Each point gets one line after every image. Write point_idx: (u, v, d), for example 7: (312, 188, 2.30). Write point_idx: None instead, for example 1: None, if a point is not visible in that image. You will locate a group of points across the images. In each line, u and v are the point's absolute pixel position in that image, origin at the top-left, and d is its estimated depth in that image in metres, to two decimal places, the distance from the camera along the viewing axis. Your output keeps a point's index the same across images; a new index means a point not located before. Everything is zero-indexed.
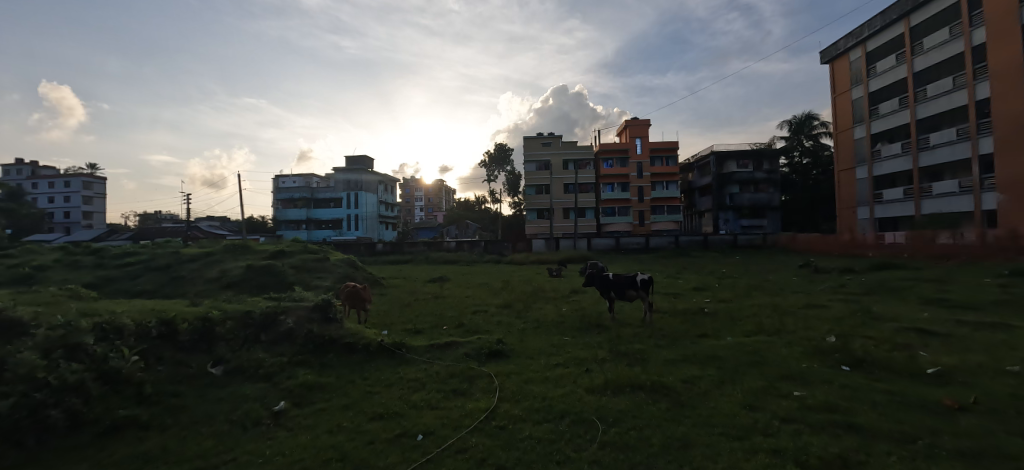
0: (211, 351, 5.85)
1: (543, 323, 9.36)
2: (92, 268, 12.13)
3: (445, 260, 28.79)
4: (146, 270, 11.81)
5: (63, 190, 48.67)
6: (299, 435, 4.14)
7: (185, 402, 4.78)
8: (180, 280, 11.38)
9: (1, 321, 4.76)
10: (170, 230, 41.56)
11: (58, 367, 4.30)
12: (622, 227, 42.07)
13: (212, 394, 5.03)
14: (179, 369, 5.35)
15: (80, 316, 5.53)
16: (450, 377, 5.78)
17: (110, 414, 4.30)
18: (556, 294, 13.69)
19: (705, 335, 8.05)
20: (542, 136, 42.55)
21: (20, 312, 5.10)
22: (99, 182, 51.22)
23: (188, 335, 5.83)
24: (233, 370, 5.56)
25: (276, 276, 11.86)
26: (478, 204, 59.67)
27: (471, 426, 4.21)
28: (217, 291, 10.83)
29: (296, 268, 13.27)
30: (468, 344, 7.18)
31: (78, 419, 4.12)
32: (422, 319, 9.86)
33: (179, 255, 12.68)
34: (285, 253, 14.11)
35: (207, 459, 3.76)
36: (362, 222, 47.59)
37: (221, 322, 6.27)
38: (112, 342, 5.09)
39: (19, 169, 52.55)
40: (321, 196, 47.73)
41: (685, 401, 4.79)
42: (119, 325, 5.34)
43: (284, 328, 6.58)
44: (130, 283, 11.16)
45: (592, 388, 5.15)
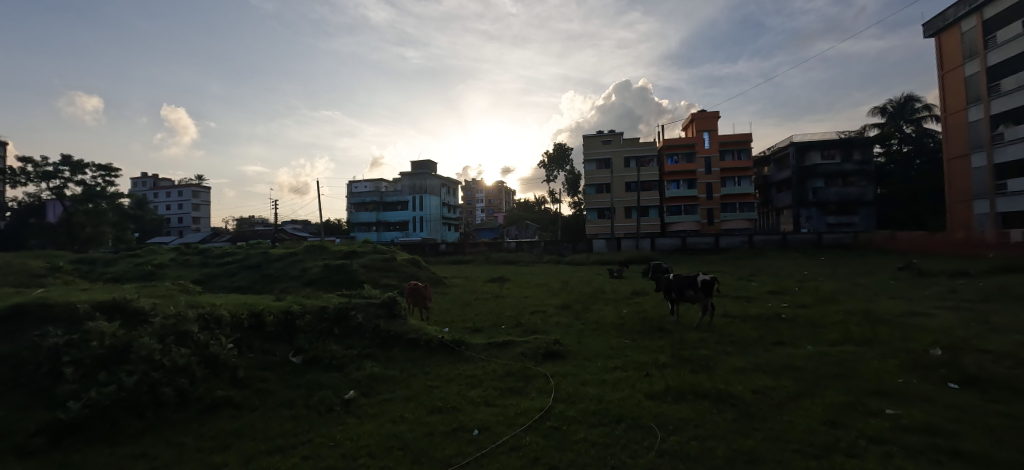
0: (292, 342, 6.43)
1: (602, 325, 9.19)
2: (198, 267, 13.81)
3: (506, 261, 29.20)
4: (241, 269, 13.24)
5: (178, 199, 56.15)
6: (366, 423, 4.44)
7: (271, 387, 5.31)
8: (270, 277, 12.61)
9: (128, 308, 5.59)
10: (262, 233, 46.14)
11: (171, 351, 4.98)
12: (689, 226, 40.04)
13: (293, 380, 5.55)
14: (266, 357, 5.95)
15: (187, 307, 6.31)
16: (506, 376, 5.86)
17: (211, 394, 4.89)
18: (616, 296, 13.37)
19: (782, 343, 7.45)
20: (602, 133, 41.47)
21: (144, 301, 5.93)
22: (206, 192, 58.14)
23: (273, 326, 6.44)
24: (311, 359, 6.09)
25: (349, 275, 12.72)
26: (538, 205, 59.76)
27: (526, 425, 4.25)
28: (299, 288, 11.87)
29: (366, 267, 14.12)
30: (524, 343, 7.24)
31: (187, 396, 4.73)
32: (481, 318, 10.09)
33: (267, 255, 14.07)
34: (357, 253, 15.12)
35: (288, 439, 4.17)
36: (426, 224, 49.66)
37: (301, 315, 6.84)
38: (213, 330, 5.79)
39: (143, 182, 60.87)
40: (389, 199, 50.55)
41: (755, 412, 4.48)
42: (218, 316, 6.03)
43: (355, 322, 7.08)
44: (228, 279, 12.56)
45: (652, 394, 4.98)
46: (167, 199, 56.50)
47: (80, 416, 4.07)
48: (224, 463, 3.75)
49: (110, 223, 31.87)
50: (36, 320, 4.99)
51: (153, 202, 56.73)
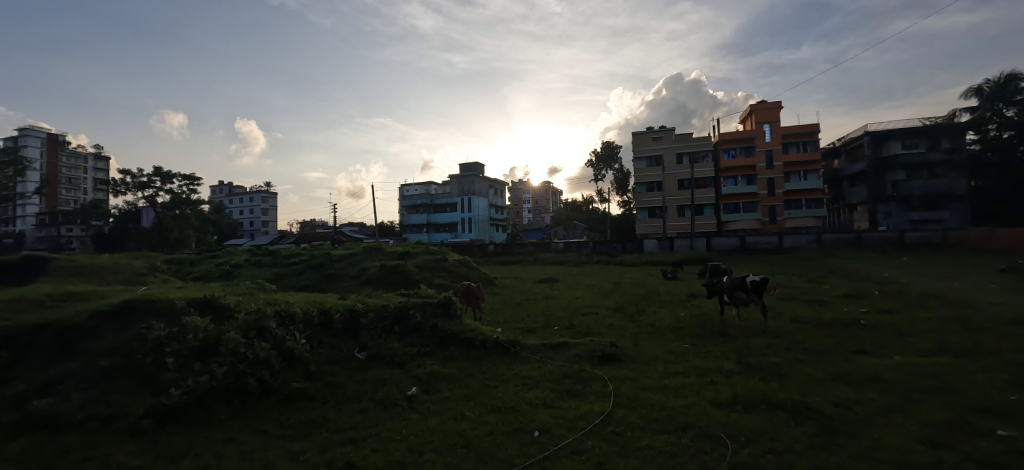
0: (357, 339, 6.76)
1: (659, 328, 8.87)
2: (269, 267, 14.89)
3: (554, 261, 29.01)
4: (306, 269, 14.12)
5: (249, 204, 61.04)
6: (429, 420, 4.57)
7: (339, 381, 5.62)
8: (332, 277, 13.35)
9: (216, 304, 6.13)
10: (322, 235, 49.01)
11: (253, 345, 5.40)
12: (749, 224, 37.81)
13: (359, 375, 5.83)
14: (334, 352, 6.30)
15: (265, 304, 6.79)
16: (563, 378, 5.82)
17: (288, 385, 5.24)
18: (672, 298, 12.86)
19: (863, 352, 6.81)
20: (652, 130, 40.13)
21: (228, 299, 6.46)
22: (274, 197, 62.68)
23: (340, 322, 6.79)
24: (374, 356, 6.37)
25: (404, 275, 13.18)
26: (586, 204, 58.89)
27: (586, 429, 4.19)
28: (359, 287, 12.48)
29: (419, 267, 14.52)
30: (580, 345, 7.15)
31: (267, 387, 5.10)
32: (533, 319, 10.10)
33: (329, 255, 14.92)
34: (411, 254, 15.63)
35: (358, 431, 4.37)
36: (475, 225, 50.52)
37: (365, 313, 7.17)
38: (288, 326, 6.21)
39: (220, 189, 66.74)
40: (439, 201, 51.95)
41: (838, 427, 4.14)
42: (292, 312, 6.45)
43: (413, 321, 7.31)
44: (295, 279, 13.43)
45: (719, 402, 4.74)
46: (241, 204, 61.61)
47: (180, 402, 4.53)
48: (302, 451, 4.01)
49: (193, 226, 35.23)
50: (142, 314, 5.58)
51: (229, 208, 62.04)
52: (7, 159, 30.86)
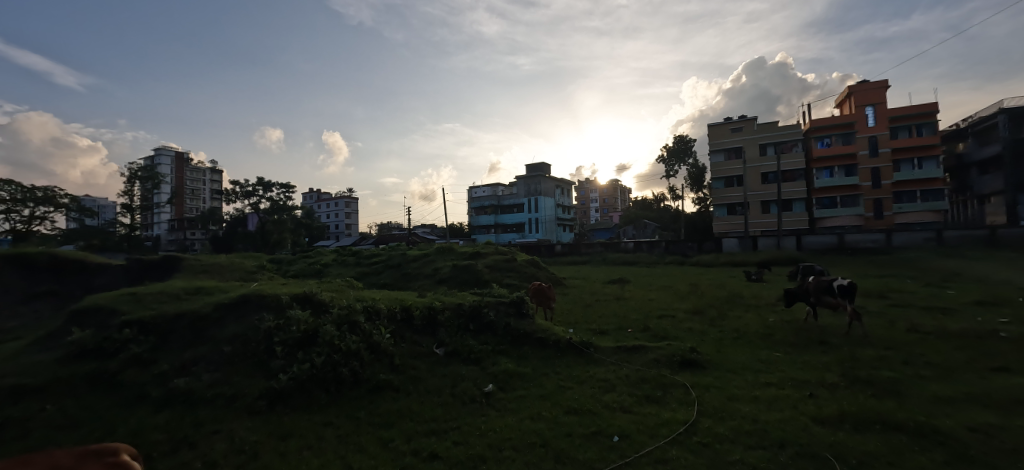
0: (435, 335, 7.08)
1: (744, 334, 8.25)
2: (353, 266, 16.10)
3: (624, 262, 28.13)
4: (386, 268, 15.05)
5: (335, 209, 66.49)
6: (506, 417, 4.65)
7: (420, 374, 5.91)
8: (409, 276, 14.12)
9: (313, 299, 6.74)
10: (398, 236, 51.96)
11: (345, 338, 5.86)
12: (847, 220, 33.85)
13: (438, 370, 6.10)
14: (415, 347, 6.64)
15: (354, 300, 7.35)
16: (642, 382, 5.62)
17: (376, 376, 5.62)
18: (757, 302, 11.88)
19: (1005, 370, 5.79)
20: (731, 120, 37.37)
21: (323, 295, 7.08)
22: (355, 202, 67.71)
23: (420, 319, 7.15)
24: (452, 352, 6.63)
25: (475, 274, 13.55)
26: (657, 202, 56.39)
27: (669, 437, 4.01)
28: (433, 285, 13.07)
29: (489, 267, 14.82)
30: (657, 349, 6.87)
31: (358, 377, 5.50)
32: (605, 320, 9.88)
33: (406, 255, 15.78)
34: (481, 255, 16.01)
35: (440, 424, 4.56)
36: (541, 225, 50.56)
37: (442, 311, 7.49)
38: (374, 320, 6.66)
39: (310, 196, 73.48)
40: (506, 202, 52.81)
41: (976, 456, 3.55)
42: (377, 308, 6.89)
43: (488, 320, 7.51)
44: (376, 277, 14.36)
45: (821, 418, 4.29)
46: (328, 209, 67.33)
47: (287, 386, 5.05)
48: (391, 438, 4.28)
49: (288, 229, 39.18)
50: (254, 306, 6.30)
51: (318, 212, 68.10)
52: (146, 174, 36.43)
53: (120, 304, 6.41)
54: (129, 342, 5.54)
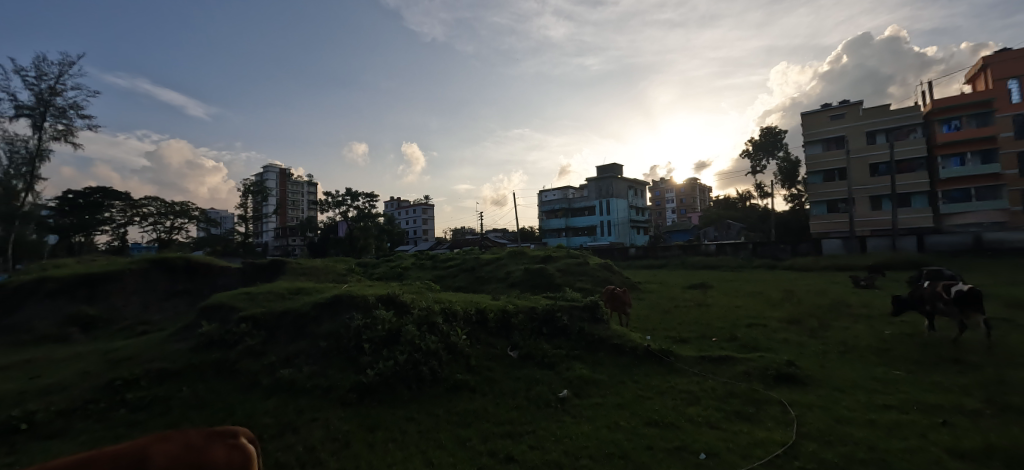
0: (509, 337, 7.17)
1: (851, 347, 7.31)
2: (431, 269, 16.87)
3: (706, 265, 26.34)
4: (460, 271, 15.57)
5: (414, 215, 70.42)
6: (582, 424, 4.55)
7: (496, 376, 6.01)
8: (482, 279, 14.48)
9: (396, 300, 7.15)
10: (472, 241, 53.62)
11: (425, 338, 6.15)
12: (985, 217, 28.66)
13: (513, 372, 6.16)
14: (490, 349, 6.76)
15: (433, 301, 7.69)
16: (730, 397, 5.20)
17: (454, 376, 5.82)
18: (868, 311, 10.46)
19: None
20: (830, 107, 33.49)
21: (405, 296, 7.49)
22: (431, 208, 71.17)
23: (494, 321, 7.28)
24: (526, 355, 6.67)
25: (547, 278, 13.53)
26: (743, 201, 52.16)
27: (764, 459, 3.64)
28: (506, 289, 13.26)
29: (560, 270, 14.68)
30: (746, 361, 6.32)
31: (437, 376, 5.74)
32: (686, 328, 9.31)
33: (479, 259, 16.21)
34: (552, 258, 15.94)
35: (516, 427, 4.59)
36: (614, 228, 49.18)
37: (515, 314, 7.56)
38: (452, 322, 6.90)
39: (392, 203, 78.61)
40: (577, 205, 52.31)
41: None
42: (454, 310, 7.13)
43: (561, 324, 7.44)
44: (451, 280, 14.90)
45: (958, 450, 3.64)
46: (407, 215, 71.53)
47: (374, 381, 5.40)
48: (468, 438, 4.39)
49: (373, 235, 42.32)
50: (345, 305, 6.82)
51: (398, 219, 72.60)
52: (256, 188, 41.38)
53: (238, 302, 7.32)
54: (245, 336, 6.29)
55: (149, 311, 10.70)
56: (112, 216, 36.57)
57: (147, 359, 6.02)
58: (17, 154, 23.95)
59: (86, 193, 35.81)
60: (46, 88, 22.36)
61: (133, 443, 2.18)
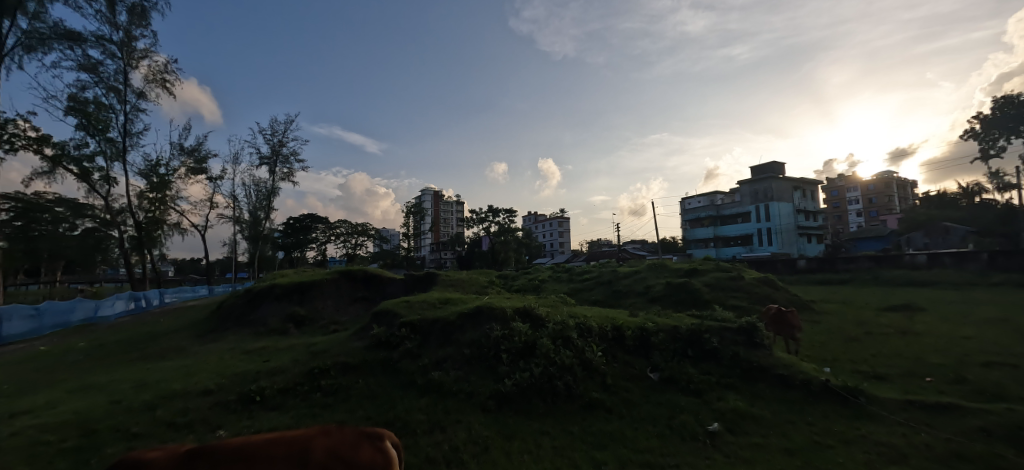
0: (649, 358, 6.72)
1: None
2: (567, 282, 16.92)
3: (912, 282, 20.81)
4: (596, 284, 15.27)
5: (550, 228, 72.10)
6: (736, 467, 3.98)
7: (634, 398, 5.68)
8: (620, 293, 13.95)
9: (531, 313, 7.32)
10: (608, 253, 52.36)
11: (559, 353, 6.18)
12: None
13: (653, 396, 5.74)
14: (628, 368, 6.43)
15: (567, 315, 7.67)
16: (953, 460, 3.97)
17: (589, 394, 5.67)
18: None
19: None
20: None
21: (540, 309, 7.63)
22: (567, 221, 71.98)
23: (632, 339, 6.91)
24: (668, 378, 6.17)
25: (693, 294, 12.36)
26: (967, 198, 40.10)
27: None
28: (646, 304, 12.52)
29: (709, 285, 13.26)
30: (980, 413, 4.78)
31: (572, 392, 5.67)
32: (882, 361, 7.47)
33: (617, 272, 15.69)
34: (699, 272, 14.51)
35: (657, 457, 4.24)
36: (776, 236, 42.64)
37: (655, 333, 7.05)
38: (586, 337, 6.76)
39: (529, 218, 81.90)
40: (726, 212, 47.03)
41: None
42: (589, 326, 6.97)
43: (709, 347, 6.68)
44: (588, 293, 14.71)
45: None
46: (544, 229, 73.58)
47: (511, 391, 5.61)
48: (605, 461, 4.22)
49: (512, 248, 44.68)
50: (485, 316, 7.27)
51: (535, 232, 75.19)
52: (415, 209, 47.48)
53: (400, 309, 8.39)
54: (405, 339, 7.15)
55: (338, 313, 13.03)
56: (316, 236, 46.09)
57: (334, 353, 7.27)
58: (260, 192, 32.09)
59: (300, 218, 45.86)
60: (277, 141, 29.52)
61: (306, 432, 2.61)
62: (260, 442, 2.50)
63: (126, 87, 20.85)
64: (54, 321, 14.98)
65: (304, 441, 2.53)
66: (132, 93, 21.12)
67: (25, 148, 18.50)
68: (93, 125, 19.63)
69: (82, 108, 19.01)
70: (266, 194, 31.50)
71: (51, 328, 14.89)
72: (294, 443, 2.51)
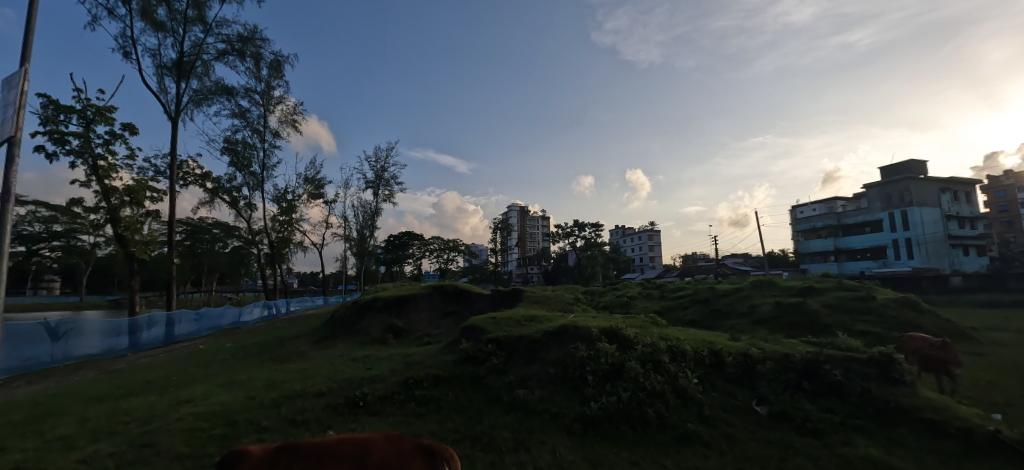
0: (754, 388, 6.03)
1: None
2: (658, 299, 16.00)
3: None
4: (692, 303, 14.16)
5: (639, 242, 69.31)
6: None
7: (737, 433, 5.15)
8: (719, 313, 12.80)
9: (618, 333, 7.01)
10: (704, 268, 48.70)
11: (650, 378, 5.86)
12: None
13: (761, 433, 5.16)
14: (729, 398, 5.83)
15: (658, 337, 7.21)
16: None
17: (683, 425, 5.28)
18: None
19: None
20: None
21: (628, 330, 7.29)
22: (657, 234, 68.60)
23: (733, 367, 6.27)
24: (778, 414, 5.48)
25: (809, 316, 10.90)
26: None
27: None
28: (750, 326, 11.30)
29: (830, 306, 11.53)
30: None
31: (664, 421, 5.32)
32: None
33: (714, 290, 14.42)
34: (816, 290, 12.76)
35: None
36: (917, 248, 35.91)
37: (762, 361, 6.35)
38: (680, 362, 6.31)
39: (617, 231, 79.61)
40: (850, 221, 41.35)
41: None
42: (683, 350, 6.48)
43: (832, 380, 5.82)
44: (682, 312, 13.68)
45: None
46: (633, 242, 70.89)
47: (597, 415, 5.43)
48: None
49: (599, 263, 43.67)
50: (570, 334, 7.15)
51: (623, 246, 72.79)
52: (502, 225, 48.88)
53: (487, 325, 8.59)
54: (492, 354, 7.27)
55: (431, 326, 13.78)
56: (413, 252, 49.66)
57: (427, 365, 7.66)
58: (366, 213, 35.56)
59: (399, 236, 49.77)
60: (380, 167, 32.64)
61: (369, 436, 2.78)
62: (330, 442, 2.72)
63: (265, 128, 24.70)
64: (210, 324, 17.99)
65: (366, 444, 2.69)
66: (269, 133, 24.94)
67: (194, 183, 22.81)
68: (240, 162, 23.53)
69: (233, 148, 22.91)
70: (370, 214, 34.82)
71: (208, 330, 17.87)
72: (358, 444, 2.69)
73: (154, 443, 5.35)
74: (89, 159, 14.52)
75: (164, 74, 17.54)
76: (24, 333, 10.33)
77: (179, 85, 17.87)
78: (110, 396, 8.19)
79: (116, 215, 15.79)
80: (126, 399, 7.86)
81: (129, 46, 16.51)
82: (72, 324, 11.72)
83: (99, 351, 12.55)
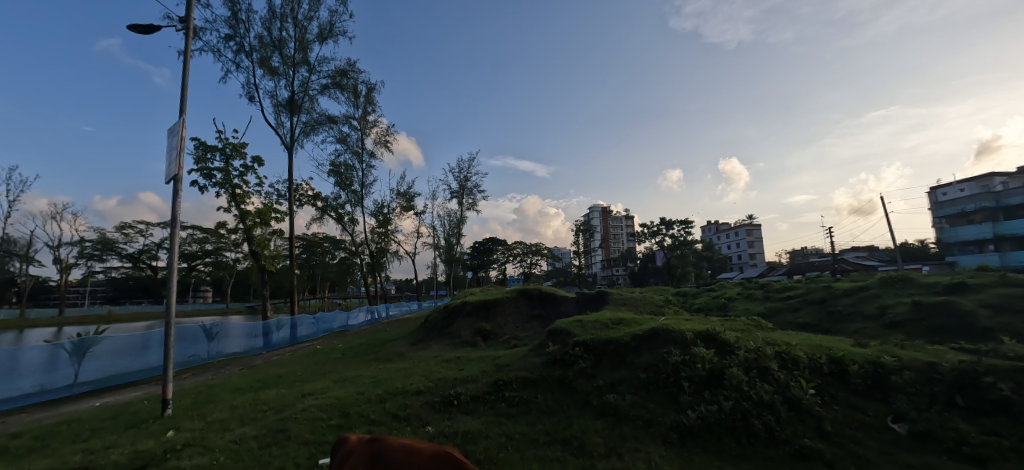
0: (889, 403, 5.22)
1: None
2: (762, 300, 14.51)
3: None
4: (804, 304, 12.65)
5: (736, 238, 63.78)
6: None
7: (869, 454, 4.49)
8: (839, 315, 11.25)
9: (716, 338, 6.49)
10: (817, 264, 43.17)
11: (757, 386, 5.36)
12: None
13: (899, 456, 4.44)
14: (856, 413, 5.11)
15: (763, 341, 6.56)
16: None
17: (798, 440, 4.74)
18: None
19: None
20: None
21: (728, 334, 6.73)
22: (757, 228, 62.55)
23: (860, 378, 5.47)
24: (922, 434, 4.68)
25: (960, 318, 9.10)
26: None
27: None
28: (881, 331, 9.77)
29: (990, 306, 9.51)
30: None
31: (775, 435, 4.84)
32: None
33: (832, 289, 12.71)
34: (970, 287, 10.62)
35: None
36: None
37: (896, 371, 5.46)
38: (792, 370, 5.66)
39: (710, 228, 74.08)
40: (1013, 201, 34.46)
41: None
42: (795, 357, 5.80)
43: (996, 396, 4.80)
44: (792, 315, 12.25)
45: None
46: (729, 239, 65.42)
47: (695, 424, 5.12)
48: None
49: (690, 263, 40.97)
50: (662, 338, 6.80)
51: (718, 243, 67.51)
52: (585, 227, 48.01)
53: (573, 328, 8.50)
54: (579, 358, 7.16)
55: (518, 330, 14.06)
56: (498, 257, 51.17)
57: (515, 367, 7.80)
58: (452, 221, 37.32)
59: (484, 242, 51.46)
60: (463, 178, 34.18)
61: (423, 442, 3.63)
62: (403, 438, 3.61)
63: (363, 149, 27.17)
64: (325, 327, 20.22)
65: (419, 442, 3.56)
66: (366, 154, 27.42)
67: (308, 203, 25.91)
68: (343, 182, 26.19)
69: (337, 170, 25.59)
70: (456, 222, 36.56)
71: (323, 332, 20.08)
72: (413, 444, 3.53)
73: (286, 429, 6.15)
74: (229, 188, 17.22)
75: (280, 111, 20.16)
76: (187, 334, 12.53)
77: (293, 119, 20.42)
78: (251, 387, 9.61)
79: (250, 234, 18.50)
80: (263, 391, 9.15)
81: (253, 91, 19.26)
82: (222, 326, 13.93)
83: (241, 349, 14.79)
